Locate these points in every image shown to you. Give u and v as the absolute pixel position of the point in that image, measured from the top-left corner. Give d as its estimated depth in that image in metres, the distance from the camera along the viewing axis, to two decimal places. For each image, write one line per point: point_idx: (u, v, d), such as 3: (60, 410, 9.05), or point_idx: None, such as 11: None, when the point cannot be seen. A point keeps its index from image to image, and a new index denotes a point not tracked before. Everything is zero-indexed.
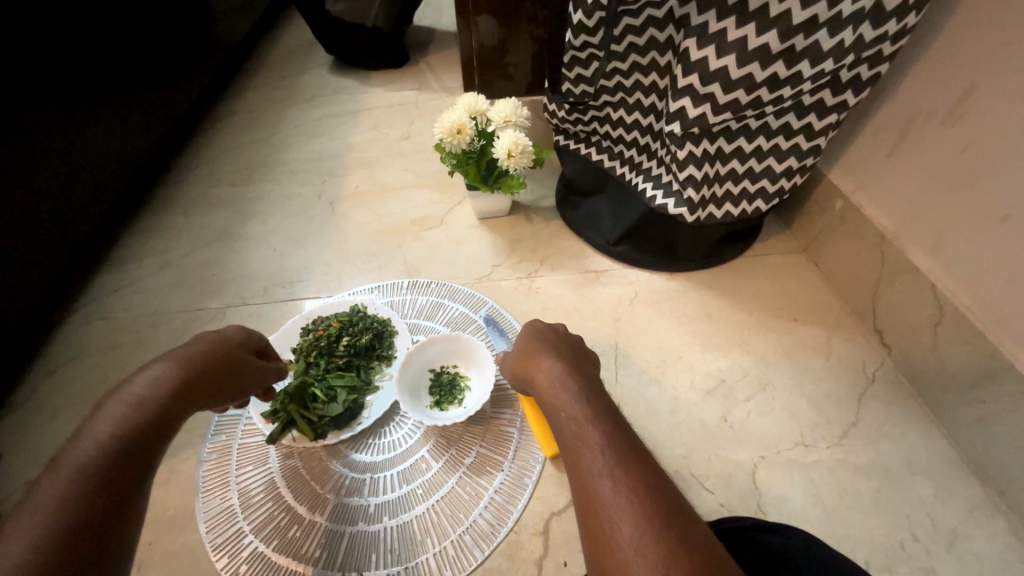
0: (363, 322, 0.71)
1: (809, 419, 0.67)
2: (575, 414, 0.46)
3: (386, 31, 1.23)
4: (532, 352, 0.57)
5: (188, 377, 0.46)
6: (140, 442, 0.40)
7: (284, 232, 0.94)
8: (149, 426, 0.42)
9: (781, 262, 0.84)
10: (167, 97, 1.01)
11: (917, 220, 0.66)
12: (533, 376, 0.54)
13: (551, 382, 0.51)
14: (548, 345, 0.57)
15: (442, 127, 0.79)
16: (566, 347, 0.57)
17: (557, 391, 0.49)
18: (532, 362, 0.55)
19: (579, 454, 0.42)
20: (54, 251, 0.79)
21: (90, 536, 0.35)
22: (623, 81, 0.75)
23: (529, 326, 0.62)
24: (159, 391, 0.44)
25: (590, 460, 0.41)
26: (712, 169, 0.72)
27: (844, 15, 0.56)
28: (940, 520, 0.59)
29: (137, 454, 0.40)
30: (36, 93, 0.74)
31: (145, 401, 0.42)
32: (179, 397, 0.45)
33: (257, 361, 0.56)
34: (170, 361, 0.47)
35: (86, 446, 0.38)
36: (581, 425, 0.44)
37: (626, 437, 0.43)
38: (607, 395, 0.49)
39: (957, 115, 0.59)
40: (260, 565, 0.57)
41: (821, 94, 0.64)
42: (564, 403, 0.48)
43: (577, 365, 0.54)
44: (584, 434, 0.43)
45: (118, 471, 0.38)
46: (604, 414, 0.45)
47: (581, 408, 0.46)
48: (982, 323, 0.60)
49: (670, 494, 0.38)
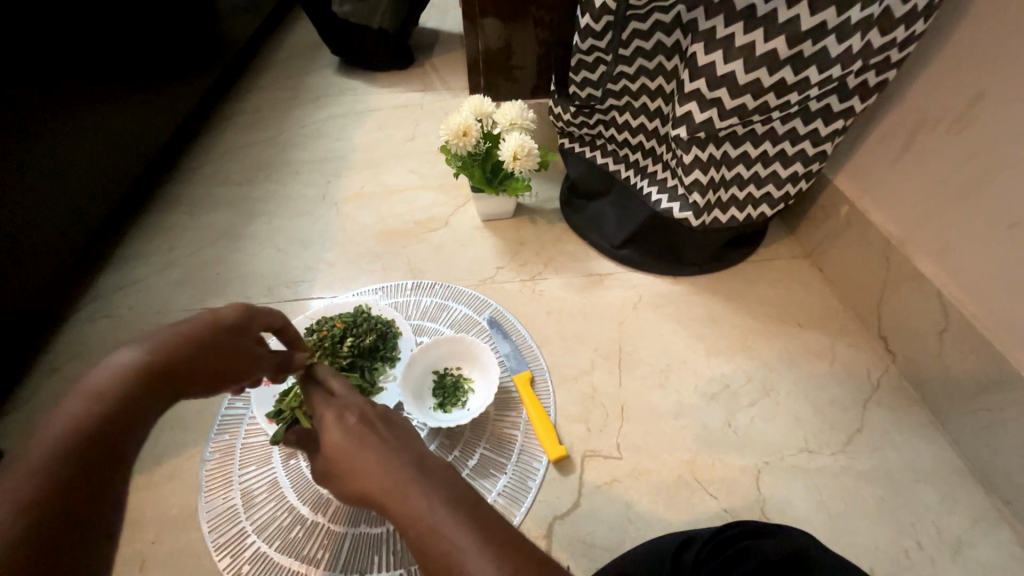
0: (367, 322, 0.69)
1: (813, 424, 0.67)
2: (435, 522, 0.35)
3: (393, 32, 1.24)
4: (340, 452, 0.42)
5: (158, 369, 0.40)
6: (106, 438, 0.36)
7: (289, 232, 0.94)
8: (115, 424, 0.36)
9: (786, 267, 0.83)
10: (173, 97, 1.02)
11: (924, 227, 0.66)
12: (363, 486, 0.40)
13: (391, 489, 0.38)
14: (354, 431, 0.43)
15: (449, 130, 0.80)
16: (382, 421, 0.44)
17: (408, 498, 0.37)
18: (349, 463, 0.41)
19: (442, 554, 0.34)
20: (60, 250, 0.79)
21: (64, 528, 0.32)
22: (629, 85, 0.76)
23: (320, 407, 0.47)
24: (125, 384, 0.38)
25: (448, 545, 0.34)
26: (717, 174, 0.72)
27: (853, 21, 0.56)
28: (945, 528, 0.59)
29: (106, 452, 0.35)
30: (43, 94, 0.74)
31: (108, 396, 0.37)
32: (145, 390, 0.39)
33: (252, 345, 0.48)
34: (141, 347, 0.40)
35: (35, 453, 0.33)
36: (447, 532, 0.35)
37: (501, 535, 0.35)
38: (414, 454, 0.41)
39: (965, 123, 0.59)
40: (263, 565, 0.58)
41: (828, 100, 0.65)
42: (417, 513, 0.36)
43: (369, 435, 0.42)
44: (458, 545, 0.34)
45: (86, 470, 0.34)
46: (468, 507, 0.37)
47: (442, 514, 0.36)
48: (988, 332, 0.60)
49: (524, 542, 0.35)
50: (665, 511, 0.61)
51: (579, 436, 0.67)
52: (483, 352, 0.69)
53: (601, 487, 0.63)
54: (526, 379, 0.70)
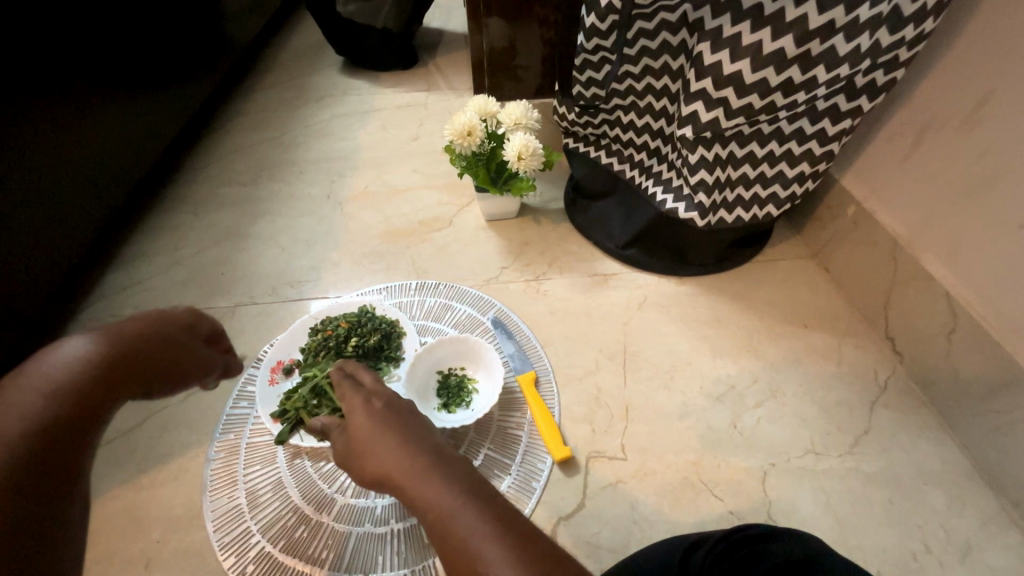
0: (371, 323, 0.70)
1: (820, 426, 0.67)
2: (452, 508, 0.35)
3: (397, 32, 1.24)
4: (361, 432, 0.43)
5: (112, 361, 0.43)
6: (69, 420, 0.39)
7: (293, 232, 0.94)
8: (75, 408, 0.40)
9: (792, 267, 0.83)
10: (178, 96, 1.02)
11: (931, 227, 0.66)
12: (379, 467, 0.41)
13: (406, 474, 0.39)
14: (378, 415, 0.44)
15: (452, 129, 0.80)
16: (405, 410, 0.46)
17: (422, 485, 0.37)
18: (369, 445, 0.42)
19: (454, 539, 0.34)
20: (66, 249, 0.79)
21: (41, 494, 0.36)
22: (634, 85, 0.76)
23: (347, 394, 0.48)
24: (80, 373, 0.41)
25: (461, 530, 0.34)
26: (723, 174, 0.72)
27: (862, 20, 0.56)
28: (953, 531, 0.59)
29: (70, 432, 0.39)
30: (48, 93, 0.74)
31: (62, 385, 0.40)
32: (103, 378, 0.42)
33: (197, 347, 0.53)
34: (93, 339, 0.43)
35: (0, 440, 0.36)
36: (463, 519, 0.35)
37: (513, 525, 0.35)
38: (433, 444, 0.41)
39: (973, 122, 0.59)
40: (267, 565, 0.58)
41: (835, 99, 0.64)
42: (432, 498, 0.37)
43: (390, 423, 0.43)
44: (472, 532, 0.34)
45: (55, 448, 0.37)
46: (483, 498, 0.37)
47: (457, 500, 0.36)
48: (997, 333, 0.59)
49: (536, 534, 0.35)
50: (671, 512, 0.61)
51: (584, 437, 0.67)
52: (487, 352, 0.69)
53: (606, 488, 0.63)
54: (531, 380, 0.69)
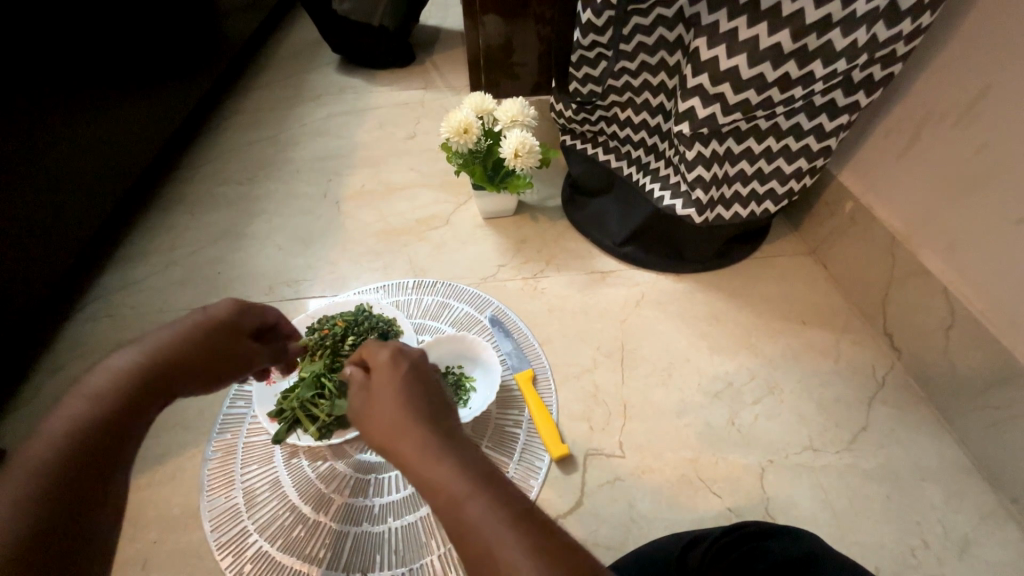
0: (368, 322, 0.68)
1: (817, 423, 0.67)
2: (466, 492, 0.34)
3: (392, 31, 1.24)
4: (381, 396, 0.41)
5: (154, 368, 0.42)
6: (115, 422, 0.39)
7: (289, 231, 0.94)
8: (118, 411, 0.39)
9: (791, 264, 0.83)
10: (174, 96, 1.02)
11: (929, 223, 0.66)
12: (392, 438, 0.38)
13: (423, 449, 0.36)
14: (402, 380, 0.42)
15: (449, 127, 0.79)
16: (427, 378, 0.43)
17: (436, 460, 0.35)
18: (387, 409, 0.40)
19: (466, 525, 0.32)
20: (59, 249, 0.79)
21: (81, 490, 0.36)
22: (631, 81, 0.75)
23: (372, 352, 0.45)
24: (122, 382, 0.41)
25: (474, 515, 0.33)
26: (720, 170, 0.71)
27: (858, 14, 0.55)
28: (951, 527, 0.59)
29: (114, 432, 0.39)
30: (43, 93, 0.74)
31: (106, 392, 0.40)
32: (145, 387, 0.41)
33: (247, 343, 0.50)
34: (136, 349, 0.43)
35: (50, 441, 0.36)
36: (476, 505, 0.33)
37: (530, 518, 0.33)
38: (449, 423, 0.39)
39: (970, 118, 0.59)
40: (265, 565, 0.57)
41: (833, 94, 0.64)
42: (450, 482, 0.34)
43: (411, 391, 0.41)
44: (486, 520, 0.32)
45: (98, 448, 0.38)
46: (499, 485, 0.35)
47: (473, 485, 0.34)
48: (995, 328, 0.59)
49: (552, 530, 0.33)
50: (669, 510, 0.61)
51: (582, 435, 0.66)
52: (485, 351, 0.69)
53: (604, 485, 0.62)
54: (529, 378, 0.69)
